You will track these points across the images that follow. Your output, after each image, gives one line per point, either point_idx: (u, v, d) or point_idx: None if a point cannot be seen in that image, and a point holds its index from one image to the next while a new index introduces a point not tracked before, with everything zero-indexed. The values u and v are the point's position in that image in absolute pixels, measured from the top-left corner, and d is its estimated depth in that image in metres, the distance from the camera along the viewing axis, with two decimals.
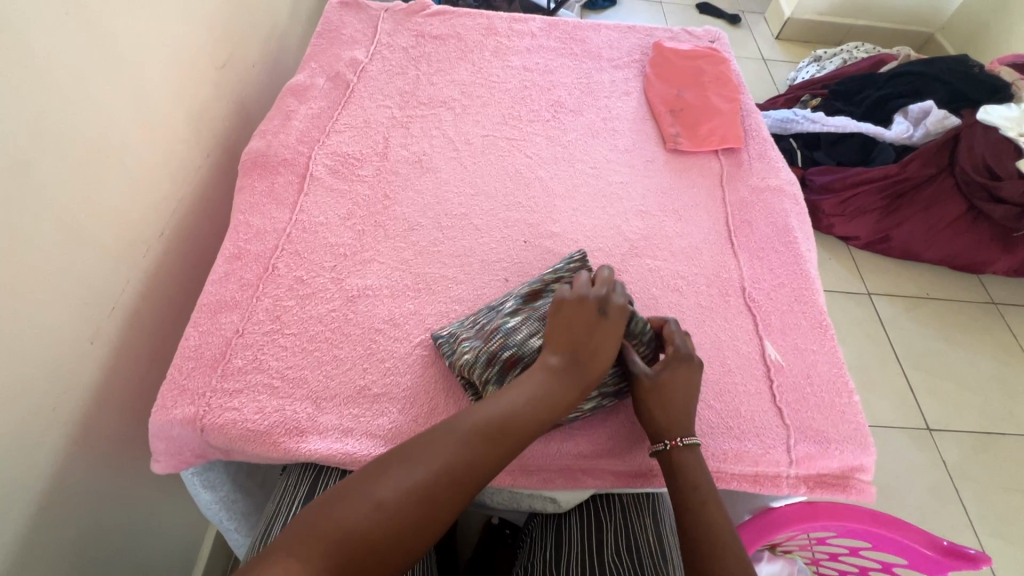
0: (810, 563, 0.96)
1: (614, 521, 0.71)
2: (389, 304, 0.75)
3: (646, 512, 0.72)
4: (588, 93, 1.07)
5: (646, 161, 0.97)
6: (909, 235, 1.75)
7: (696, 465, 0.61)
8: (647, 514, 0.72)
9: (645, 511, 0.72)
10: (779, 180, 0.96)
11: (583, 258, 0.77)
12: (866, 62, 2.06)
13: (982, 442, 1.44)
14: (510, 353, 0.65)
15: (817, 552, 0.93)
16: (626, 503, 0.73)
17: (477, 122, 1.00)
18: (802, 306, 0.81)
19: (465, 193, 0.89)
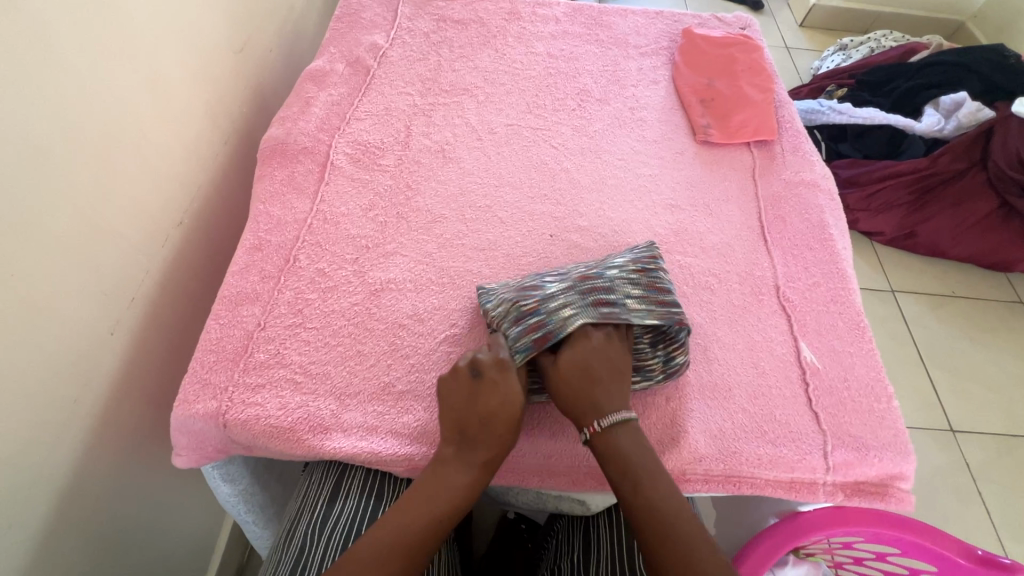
0: (832, 566, 0.93)
1: None
2: (412, 298, 0.73)
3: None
4: (615, 81, 1.04)
5: (675, 153, 0.94)
6: (937, 231, 1.70)
7: (628, 445, 0.59)
8: None
9: None
10: (813, 174, 0.92)
11: (653, 245, 0.75)
12: (895, 51, 1.99)
13: (1007, 445, 1.41)
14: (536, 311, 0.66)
15: (841, 556, 0.90)
16: None
17: (501, 110, 0.97)
18: (839, 306, 0.78)
19: (489, 184, 0.87)
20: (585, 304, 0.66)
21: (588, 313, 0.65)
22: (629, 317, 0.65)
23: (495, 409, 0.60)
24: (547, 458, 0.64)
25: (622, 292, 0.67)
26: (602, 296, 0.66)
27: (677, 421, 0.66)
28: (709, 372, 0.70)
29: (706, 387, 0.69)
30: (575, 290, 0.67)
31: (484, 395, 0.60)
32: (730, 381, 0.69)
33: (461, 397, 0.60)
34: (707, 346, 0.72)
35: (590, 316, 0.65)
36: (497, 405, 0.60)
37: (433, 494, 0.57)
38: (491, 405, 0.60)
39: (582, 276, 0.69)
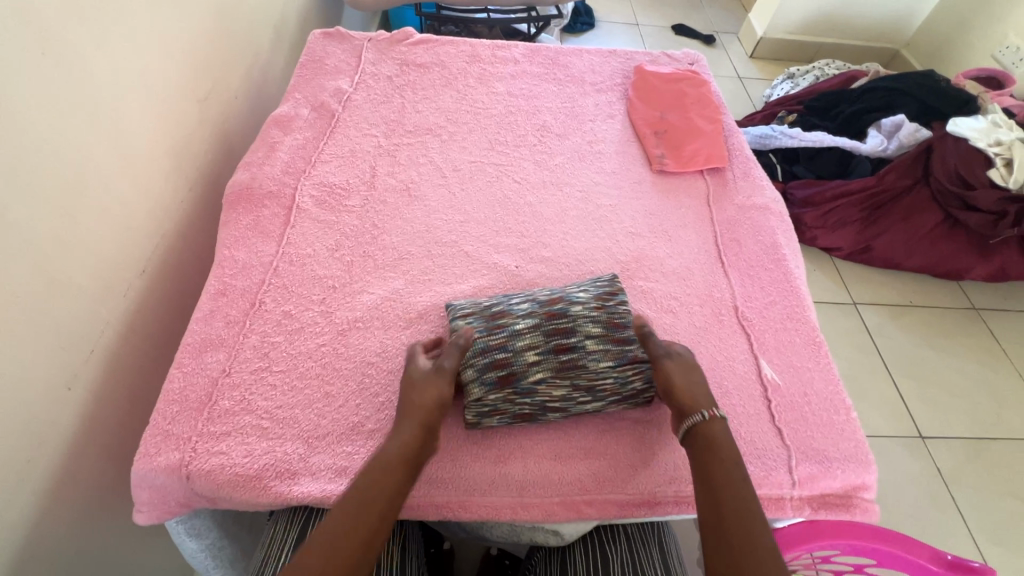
0: None
1: (620, 551, 0.70)
2: (380, 336, 0.74)
3: (652, 545, 0.72)
4: (573, 117, 1.08)
5: (633, 184, 0.98)
6: (890, 244, 1.79)
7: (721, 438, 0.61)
8: (652, 543, 0.72)
9: (651, 544, 0.72)
10: (763, 198, 0.97)
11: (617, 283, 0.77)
12: (838, 78, 2.12)
13: (974, 448, 1.48)
14: (501, 358, 0.69)
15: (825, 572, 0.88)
16: (631, 532, 0.73)
17: (465, 149, 1.00)
18: (795, 323, 0.81)
19: (454, 220, 0.89)
20: (549, 351, 0.69)
21: (549, 361, 0.69)
22: (589, 359, 0.69)
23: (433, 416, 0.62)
24: (519, 490, 0.64)
25: (583, 332, 0.71)
26: (564, 341, 0.70)
27: (642, 444, 0.67)
28: None
29: None
30: (540, 333, 0.70)
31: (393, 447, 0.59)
32: None
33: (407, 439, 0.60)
34: None
35: (551, 363, 0.69)
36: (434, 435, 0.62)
37: (369, 504, 0.55)
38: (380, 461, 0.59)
39: (548, 312, 0.72)
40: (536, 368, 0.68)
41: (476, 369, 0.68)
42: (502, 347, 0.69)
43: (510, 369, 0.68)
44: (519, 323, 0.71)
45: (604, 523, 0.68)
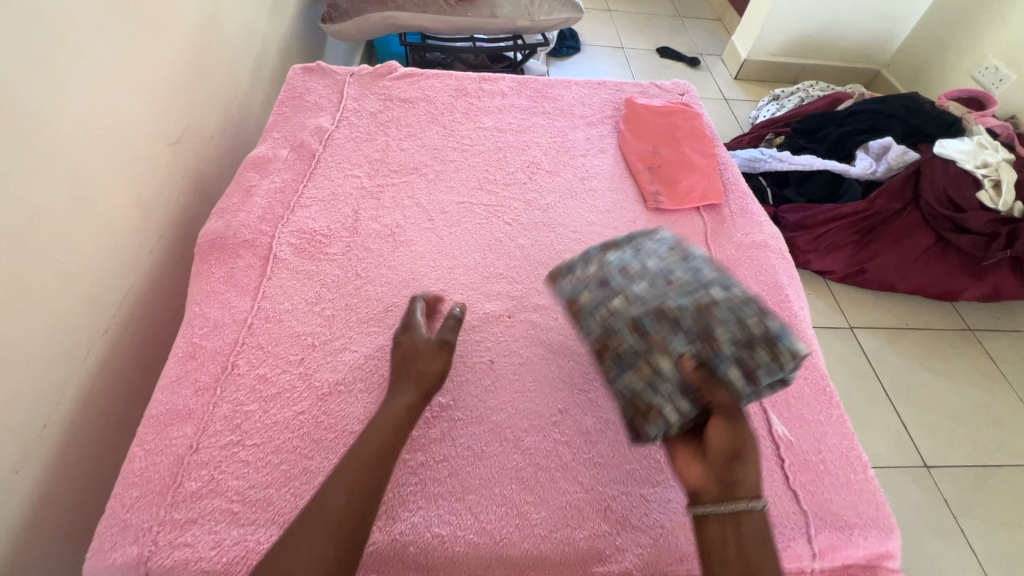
0: None
1: None
2: (364, 401, 0.68)
3: None
4: (563, 152, 1.05)
5: (628, 223, 0.94)
6: (883, 267, 1.77)
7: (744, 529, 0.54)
8: None
9: None
10: (762, 235, 0.94)
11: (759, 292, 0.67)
12: (823, 100, 2.13)
13: (979, 476, 1.44)
14: (608, 328, 0.68)
15: None
16: None
17: (452, 189, 0.96)
18: (804, 371, 0.77)
19: (442, 266, 0.84)
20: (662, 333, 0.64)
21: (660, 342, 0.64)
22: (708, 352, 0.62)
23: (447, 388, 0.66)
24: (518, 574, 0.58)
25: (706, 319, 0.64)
26: (677, 324, 0.64)
27: (649, 516, 0.62)
28: None
29: None
30: (650, 309, 0.66)
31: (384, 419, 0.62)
32: None
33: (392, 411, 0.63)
34: None
35: (662, 347, 0.64)
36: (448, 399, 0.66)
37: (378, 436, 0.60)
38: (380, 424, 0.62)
39: (668, 289, 0.67)
40: (647, 348, 0.64)
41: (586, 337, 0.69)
42: (610, 321, 0.68)
43: (616, 345, 0.66)
44: (631, 296, 0.69)
45: None
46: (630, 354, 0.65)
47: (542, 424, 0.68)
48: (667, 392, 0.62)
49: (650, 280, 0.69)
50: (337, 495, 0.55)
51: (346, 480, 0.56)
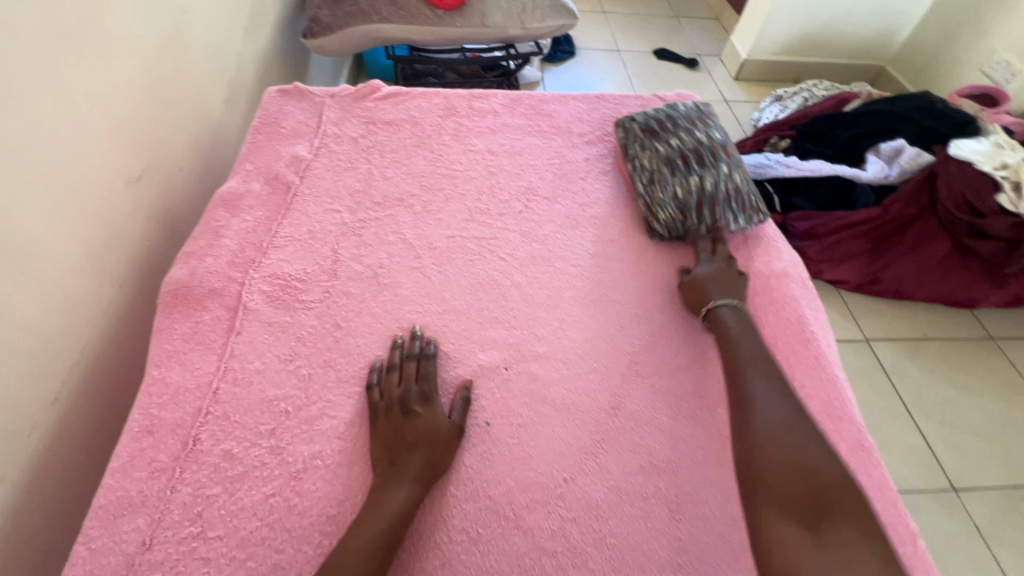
0: None
1: None
2: (344, 477, 0.60)
3: None
4: (561, 175, 0.97)
5: (634, 253, 0.86)
6: (899, 276, 1.69)
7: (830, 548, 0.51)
8: None
9: None
10: (782, 263, 0.86)
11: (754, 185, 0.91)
12: (829, 101, 2.05)
13: (1011, 500, 1.36)
14: (651, 181, 0.89)
15: None
16: None
17: (441, 221, 0.88)
18: (836, 422, 0.69)
19: (431, 311, 0.76)
20: (692, 192, 0.86)
21: (689, 195, 0.86)
22: (717, 212, 0.86)
23: (450, 439, 0.62)
24: None
25: (721, 190, 0.87)
26: (705, 188, 0.87)
27: None
28: (707, 531, 0.59)
29: (703, 550, 0.58)
30: (686, 172, 0.88)
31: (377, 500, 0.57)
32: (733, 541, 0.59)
33: (384, 492, 0.57)
34: (699, 497, 0.62)
35: (689, 197, 0.86)
36: (450, 450, 0.62)
37: (374, 518, 0.55)
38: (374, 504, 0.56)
39: (699, 159, 0.89)
40: (680, 198, 0.86)
41: (637, 183, 0.90)
42: (656, 177, 0.89)
43: (657, 193, 0.87)
44: (673, 158, 0.89)
45: None
46: (664, 201, 0.86)
47: (547, 497, 0.60)
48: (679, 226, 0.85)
49: (693, 148, 0.90)
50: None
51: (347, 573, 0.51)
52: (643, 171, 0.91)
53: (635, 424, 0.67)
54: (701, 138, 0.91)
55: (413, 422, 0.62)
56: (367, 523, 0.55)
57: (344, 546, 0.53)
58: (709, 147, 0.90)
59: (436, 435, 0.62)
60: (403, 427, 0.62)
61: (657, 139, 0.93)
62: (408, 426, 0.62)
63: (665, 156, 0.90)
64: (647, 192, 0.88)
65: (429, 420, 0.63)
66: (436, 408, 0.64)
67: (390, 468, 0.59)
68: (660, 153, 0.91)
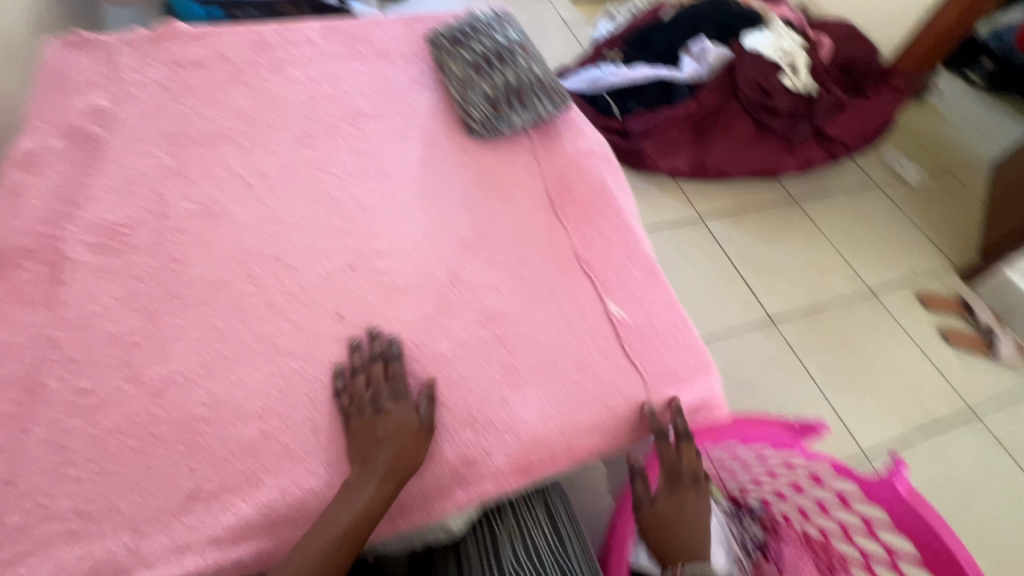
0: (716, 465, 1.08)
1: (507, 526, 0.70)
2: (207, 384, 0.65)
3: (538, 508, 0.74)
4: (385, 93, 1.01)
5: (460, 153, 0.95)
6: (719, 158, 1.97)
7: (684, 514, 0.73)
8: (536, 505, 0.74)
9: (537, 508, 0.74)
10: (587, 143, 0.99)
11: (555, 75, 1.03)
12: (647, 12, 2.22)
13: (812, 319, 1.73)
14: (463, 86, 0.98)
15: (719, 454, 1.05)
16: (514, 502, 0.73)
17: (269, 150, 0.89)
18: (633, 257, 0.85)
19: (271, 232, 0.80)
20: (499, 89, 0.96)
21: (497, 93, 0.96)
22: (524, 102, 0.97)
23: (418, 435, 0.64)
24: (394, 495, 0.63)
25: (524, 84, 0.97)
26: (510, 83, 0.97)
27: (509, 416, 0.67)
28: (535, 355, 0.73)
29: (534, 370, 0.72)
30: (491, 72, 0.98)
31: (346, 497, 0.59)
32: (555, 358, 0.73)
33: (353, 488, 0.60)
34: (528, 333, 0.75)
35: (498, 94, 0.96)
36: (417, 447, 0.63)
37: (340, 515, 0.59)
38: (342, 501, 0.59)
39: (501, 59, 0.99)
40: (489, 96, 0.96)
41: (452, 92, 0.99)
42: (466, 82, 0.98)
43: (470, 96, 0.97)
44: (479, 62, 0.99)
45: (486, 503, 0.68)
46: (476, 101, 0.96)
47: (400, 361, 0.70)
48: (494, 121, 0.95)
49: (493, 50, 0.99)
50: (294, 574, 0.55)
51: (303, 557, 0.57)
52: (455, 79, 1.00)
53: (470, 291, 0.78)
54: (500, 40, 1.01)
55: (385, 421, 0.63)
56: (333, 519, 0.59)
57: (308, 536, 0.58)
58: (508, 47, 1.00)
59: (403, 432, 0.63)
60: (376, 424, 0.63)
61: (462, 50, 1.01)
62: (381, 421, 0.63)
63: (471, 63, 0.99)
64: (461, 97, 0.97)
65: (399, 419, 0.64)
66: (406, 407, 0.65)
67: (360, 463, 0.62)
68: (466, 61, 1.00)
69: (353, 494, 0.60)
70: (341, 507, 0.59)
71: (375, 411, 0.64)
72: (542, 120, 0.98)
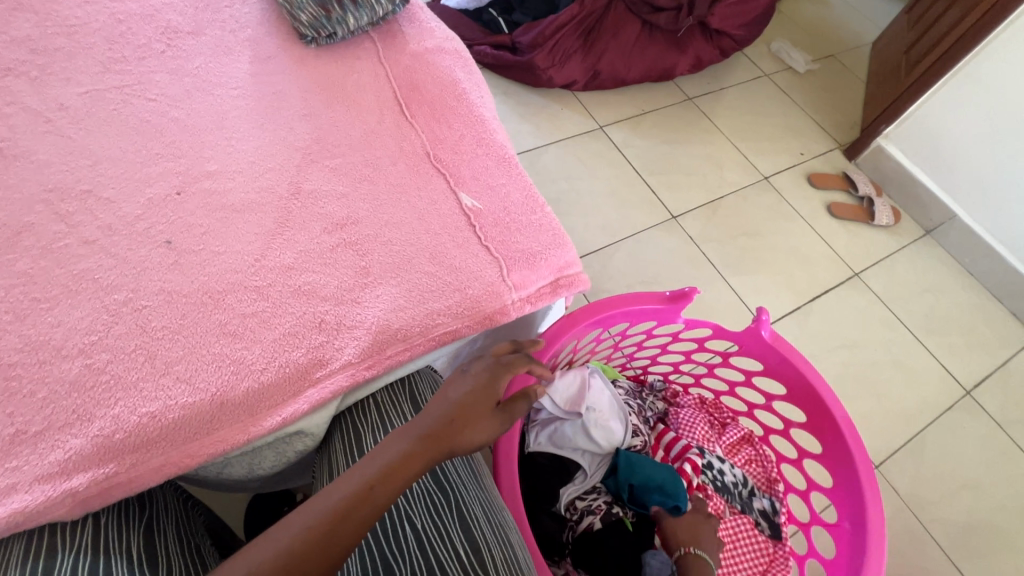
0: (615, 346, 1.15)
1: (372, 421, 0.71)
2: (18, 329, 0.60)
3: (404, 401, 0.74)
4: (203, 7, 0.91)
5: (296, 63, 0.88)
6: (611, 63, 1.94)
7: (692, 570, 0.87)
8: (402, 399, 0.74)
9: (402, 398, 0.74)
10: (435, 40, 0.94)
11: None
12: None
13: (710, 209, 1.80)
14: None
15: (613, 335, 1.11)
16: (379, 400, 0.74)
17: (67, 80, 0.79)
18: (486, 148, 0.84)
19: (79, 167, 0.72)
20: None
21: None
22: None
23: (480, 415, 0.64)
24: (246, 405, 0.61)
25: None
26: None
27: (360, 313, 0.68)
28: (387, 253, 0.72)
29: (386, 268, 0.71)
30: None
31: (401, 462, 0.58)
32: (408, 254, 0.72)
33: (409, 454, 0.59)
34: (379, 234, 0.73)
35: None
36: (475, 427, 0.63)
37: (373, 479, 0.56)
38: (389, 467, 0.58)
39: None
40: None
41: None
42: None
43: None
44: None
45: (342, 399, 0.69)
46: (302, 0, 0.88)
47: (241, 278, 0.67)
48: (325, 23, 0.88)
49: None
50: (311, 513, 0.53)
51: (322, 502, 0.54)
52: None
53: (314, 200, 0.74)
54: None
55: (471, 392, 0.65)
56: (378, 483, 0.56)
57: (338, 481, 0.56)
58: None
59: (466, 404, 0.64)
60: (458, 396, 0.64)
61: None
62: (467, 394, 0.65)
63: None
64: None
65: (480, 393, 0.65)
66: (491, 382, 0.67)
67: (436, 427, 0.62)
68: None
69: (400, 461, 0.58)
70: (384, 473, 0.57)
71: (467, 384, 0.66)
72: (379, 18, 0.92)
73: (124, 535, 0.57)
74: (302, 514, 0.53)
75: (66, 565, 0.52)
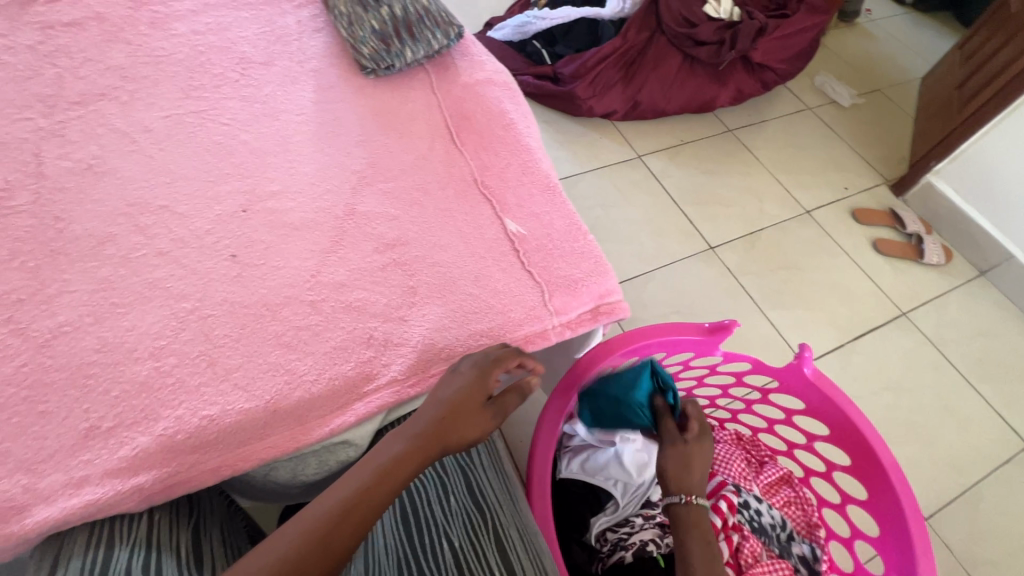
0: None
1: None
2: (97, 331, 0.65)
3: None
4: (275, 41, 0.99)
5: (355, 92, 0.94)
6: (651, 94, 1.97)
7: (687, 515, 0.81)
8: None
9: None
10: (485, 72, 0.99)
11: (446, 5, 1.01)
12: None
13: (749, 241, 1.78)
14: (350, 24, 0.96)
15: None
16: None
17: (153, 105, 0.86)
18: (530, 175, 0.86)
19: (159, 184, 0.78)
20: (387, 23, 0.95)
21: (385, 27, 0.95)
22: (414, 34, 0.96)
23: (472, 412, 0.66)
24: (297, 415, 0.65)
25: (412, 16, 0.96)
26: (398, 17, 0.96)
27: (406, 331, 0.70)
28: (434, 274, 0.75)
29: (432, 288, 0.74)
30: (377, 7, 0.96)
31: (391, 463, 0.60)
32: (455, 275, 0.75)
33: (397, 456, 0.61)
34: (427, 255, 0.76)
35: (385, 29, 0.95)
36: (465, 424, 0.66)
37: (365, 481, 0.58)
38: (380, 467, 0.60)
39: None
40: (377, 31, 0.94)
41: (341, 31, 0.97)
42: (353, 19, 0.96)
43: (357, 32, 0.95)
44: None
45: (387, 414, 0.71)
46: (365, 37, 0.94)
47: (297, 292, 0.71)
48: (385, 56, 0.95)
49: None
50: (301, 520, 0.54)
51: (318, 506, 0.56)
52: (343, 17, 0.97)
53: (368, 221, 0.78)
54: None
55: (457, 392, 0.66)
56: (367, 483, 0.58)
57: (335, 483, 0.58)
58: None
59: (455, 405, 0.65)
60: (448, 396, 0.65)
61: None
62: (455, 394, 0.66)
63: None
64: (349, 35, 0.96)
65: (467, 394, 0.66)
66: (480, 382, 0.66)
67: (423, 428, 0.63)
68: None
69: (390, 461, 0.60)
70: (376, 472, 0.59)
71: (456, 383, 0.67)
72: (435, 52, 0.98)
73: (174, 533, 0.60)
74: (293, 524, 0.54)
75: (125, 552, 0.55)
